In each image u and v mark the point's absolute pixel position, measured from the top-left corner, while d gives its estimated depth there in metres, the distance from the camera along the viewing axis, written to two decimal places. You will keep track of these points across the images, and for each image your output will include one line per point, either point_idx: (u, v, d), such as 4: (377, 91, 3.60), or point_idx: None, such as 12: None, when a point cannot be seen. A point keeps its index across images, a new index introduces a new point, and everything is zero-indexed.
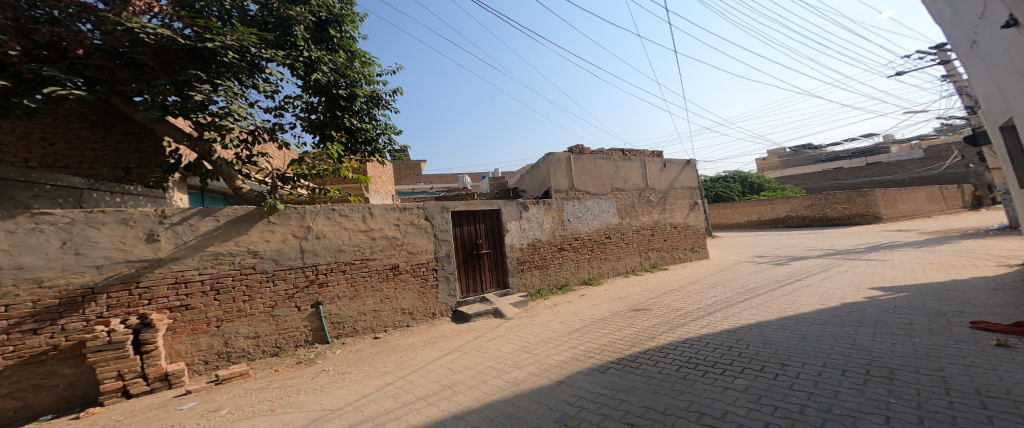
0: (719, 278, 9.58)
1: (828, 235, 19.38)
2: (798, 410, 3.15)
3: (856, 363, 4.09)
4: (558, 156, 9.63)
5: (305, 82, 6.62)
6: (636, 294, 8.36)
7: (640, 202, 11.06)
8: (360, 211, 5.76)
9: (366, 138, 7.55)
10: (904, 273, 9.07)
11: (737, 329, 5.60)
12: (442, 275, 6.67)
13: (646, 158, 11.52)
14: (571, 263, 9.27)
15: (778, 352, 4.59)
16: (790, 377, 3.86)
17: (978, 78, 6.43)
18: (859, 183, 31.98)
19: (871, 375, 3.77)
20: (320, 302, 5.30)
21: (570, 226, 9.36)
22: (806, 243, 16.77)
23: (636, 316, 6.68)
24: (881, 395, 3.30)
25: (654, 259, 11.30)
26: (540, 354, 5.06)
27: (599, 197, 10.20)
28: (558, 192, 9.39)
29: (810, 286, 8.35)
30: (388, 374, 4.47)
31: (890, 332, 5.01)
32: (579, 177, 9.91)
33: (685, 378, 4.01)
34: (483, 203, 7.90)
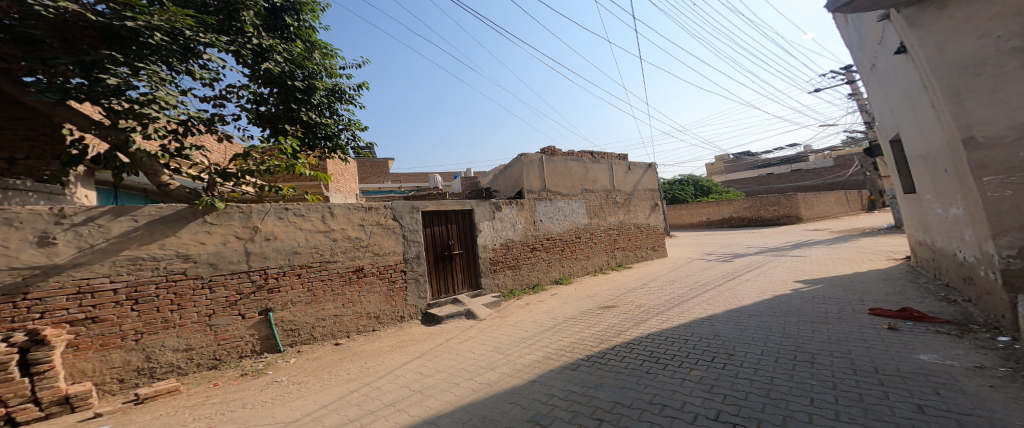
0: (675, 275, 9.85)
1: (762, 234, 21.15)
2: (789, 391, 3.25)
3: (787, 350, 4.28)
4: (530, 158, 9.41)
5: (254, 69, 5.80)
6: (604, 292, 8.27)
7: (606, 203, 11.10)
8: (317, 210, 5.02)
9: (327, 133, 6.80)
10: (819, 266, 10.04)
11: (693, 323, 5.63)
12: (412, 276, 6.01)
13: (612, 161, 11.59)
14: (543, 263, 9.04)
15: (725, 343, 4.67)
16: (736, 365, 3.94)
17: (878, 96, 7.68)
18: (786, 188, 35.41)
19: (798, 359, 3.99)
20: (270, 309, 4.55)
21: (542, 226, 9.13)
22: (746, 241, 17.98)
23: (603, 313, 6.57)
24: (847, 374, 3.49)
25: (619, 258, 11.35)
26: (511, 354, 4.76)
27: (569, 198, 10.08)
28: (531, 193, 9.15)
29: (749, 281, 8.78)
30: (352, 382, 3.95)
31: (810, 319, 5.40)
32: (551, 179, 9.72)
33: (648, 372, 3.94)
34: (454, 203, 7.38)
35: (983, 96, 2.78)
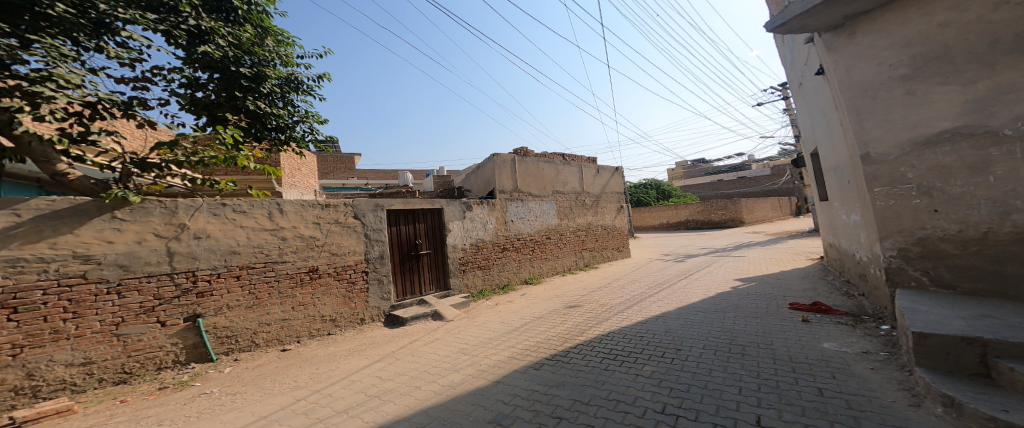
0: (636, 274, 9.93)
1: (711, 235, 22.43)
2: (723, 381, 3.27)
3: (722, 343, 4.38)
4: (505, 158, 8.68)
5: (188, 50, 4.78)
6: (571, 291, 7.86)
7: (576, 205, 10.56)
8: (263, 206, 4.41)
9: (280, 126, 5.80)
10: (752, 265, 10.81)
11: (648, 321, 5.51)
12: (374, 278, 5.50)
13: (582, 163, 11.03)
14: (513, 264, 8.39)
15: (672, 338, 4.64)
16: (680, 359, 3.90)
17: (803, 111, 8.38)
18: (732, 193, 38.06)
19: (732, 352, 4.07)
20: (200, 314, 3.92)
21: (513, 227, 8.50)
22: (699, 242, 18.88)
23: (569, 313, 6.19)
24: (768, 363, 3.64)
25: (587, 258, 10.91)
26: (478, 355, 4.34)
27: (542, 199, 9.48)
28: (502, 193, 8.42)
29: (700, 278, 9.06)
30: (300, 389, 3.48)
31: (746, 314, 5.60)
32: (523, 179, 9.03)
33: (606, 369, 3.74)
34: (423, 201, 6.60)
35: (876, 117, 3.33)
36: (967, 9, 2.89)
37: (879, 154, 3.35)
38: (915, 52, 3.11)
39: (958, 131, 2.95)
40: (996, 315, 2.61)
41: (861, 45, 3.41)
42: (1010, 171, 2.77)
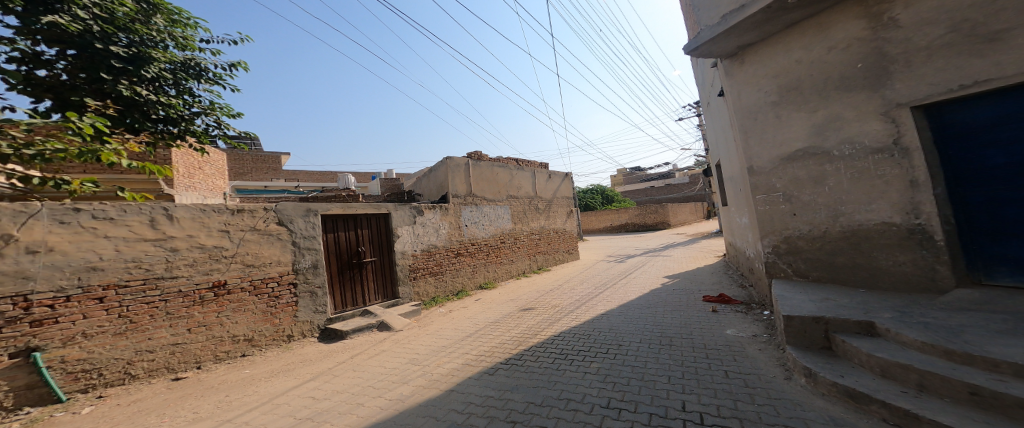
0: (588, 272, 9.91)
1: (647, 237, 23.83)
2: (657, 372, 3.26)
3: (657, 335, 4.41)
4: (459, 162, 7.94)
5: (24, 17, 3.58)
6: (526, 294, 7.33)
7: (530, 210, 9.81)
8: (144, 211, 3.49)
9: (172, 118, 4.53)
10: (680, 263, 11.59)
11: (593, 319, 5.31)
12: (305, 290, 4.62)
13: (534, 168, 10.33)
14: (467, 269, 7.57)
15: (608, 334, 4.51)
16: (623, 354, 3.78)
17: (709, 124, 9.46)
18: (659, 198, 41.45)
19: (665, 343, 4.09)
20: (40, 347, 2.95)
21: (468, 233, 7.69)
22: (638, 243, 19.86)
23: (523, 315, 5.66)
24: (688, 351, 3.75)
25: (540, 261, 10.17)
26: (429, 364, 3.78)
27: (499, 204, 8.82)
28: (456, 198, 7.63)
29: (642, 275, 9.36)
30: (203, 421, 2.77)
31: (668, 308, 5.83)
32: (478, 184, 8.30)
33: (558, 368, 3.47)
34: (366, 205, 5.70)
35: (757, 135, 4.13)
36: (813, 49, 3.62)
37: (760, 167, 4.14)
38: (778, 83, 3.88)
39: (807, 150, 3.72)
40: (829, 298, 3.31)
41: (746, 73, 4.16)
42: (836, 183, 3.57)
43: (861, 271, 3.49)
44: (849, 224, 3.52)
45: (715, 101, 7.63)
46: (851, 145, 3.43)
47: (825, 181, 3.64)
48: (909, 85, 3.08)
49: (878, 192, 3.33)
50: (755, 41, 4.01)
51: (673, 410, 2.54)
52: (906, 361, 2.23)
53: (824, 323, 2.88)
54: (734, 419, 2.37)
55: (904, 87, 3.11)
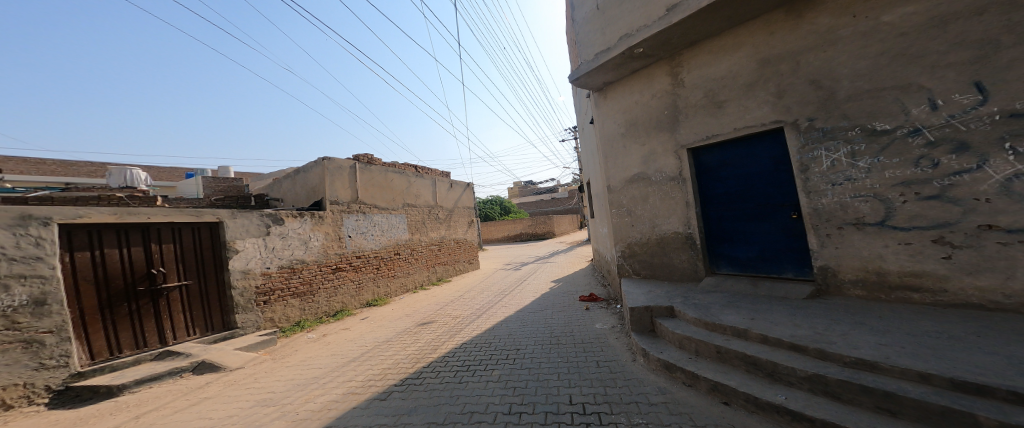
0: (489, 280, 9.98)
1: (539, 244, 25.44)
2: (550, 371, 3.57)
3: (549, 335, 4.79)
4: (344, 164, 6.91)
5: None
6: (424, 307, 6.77)
7: (429, 219, 9.29)
8: None
9: None
10: (567, 266, 12.76)
11: (493, 327, 5.35)
12: (12, 340, 3.13)
13: (436, 176, 9.86)
14: (348, 285, 6.59)
15: (506, 340, 4.71)
16: (521, 358, 3.99)
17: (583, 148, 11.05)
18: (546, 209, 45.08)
19: (556, 342, 4.50)
20: None
21: (351, 245, 6.78)
22: (536, 250, 21.01)
23: (421, 331, 5.29)
24: (572, 348, 4.22)
25: (441, 272, 9.68)
26: (293, 402, 3.17)
27: (393, 213, 8.03)
28: (338, 206, 6.63)
29: (535, 279, 9.96)
30: None
31: (553, 308, 6.41)
32: (367, 191, 7.37)
33: (459, 381, 3.42)
34: (171, 210, 4.40)
35: (612, 161, 5.39)
36: (641, 94, 4.92)
37: (616, 186, 5.38)
38: (625, 119, 5.13)
39: (639, 175, 5.03)
40: (652, 292, 4.40)
41: (608, 106, 5.36)
42: (651, 200, 4.88)
43: (666, 267, 4.83)
44: (660, 232, 4.83)
45: (585, 131, 9.17)
46: (661, 173, 4.76)
47: (647, 200, 4.94)
48: (686, 134, 4.46)
49: (673, 210, 4.68)
50: (613, 80, 5.19)
51: (563, 405, 2.84)
52: (688, 334, 3.25)
53: (650, 311, 3.92)
54: (605, 404, 2.83)
55: (684, 135, 4.49)
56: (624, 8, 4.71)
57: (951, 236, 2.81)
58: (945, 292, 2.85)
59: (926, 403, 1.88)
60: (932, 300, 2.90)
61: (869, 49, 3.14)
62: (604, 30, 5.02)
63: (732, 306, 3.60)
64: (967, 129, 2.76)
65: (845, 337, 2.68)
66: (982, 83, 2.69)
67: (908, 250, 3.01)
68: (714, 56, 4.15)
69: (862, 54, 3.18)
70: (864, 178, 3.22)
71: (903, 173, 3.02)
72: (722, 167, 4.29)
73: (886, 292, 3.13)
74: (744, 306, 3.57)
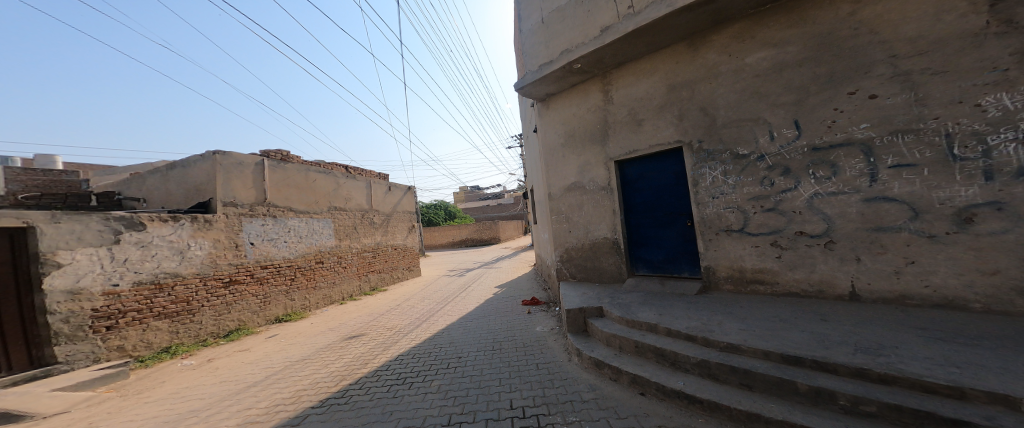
0: (430, 287, 9.63)
1: (483, 249, 25.23)
2: (491, 377, 3.57)
3: (491, 339, 4.77)
4: (246, 160, 6.04)
5: None
6: (353, 319, 6.25)
7: (362, 224, 8.74)
8: None
9: None
10: (511, 271, 12.82)
11: (435, 336, 5.08)
12: None
13: (371, 178, 9.33)
14: (250, 300, 5.75)
15: (447, 346, 4.59)
16: (462, 366, 3.92)
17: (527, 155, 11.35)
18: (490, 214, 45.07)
19: (499, 346, 4.50)
20: None
21: (252, 254, 5.91)
22: (482, 255, 20.76)
23: (348, 345, 4.82)
24: (514, 352, 4.25)
25: (374, 281, 9.11)
26: None
27: (312, 216, 7.26)
28: (235, 208, 5.76)
29: (478, 285, 9.85)
30: None
31: (492, 313, 6.38)
32: (277, 192, 6.54)
33: (393, 396, 3.28)
34: None
35: (554, 168, 5.69)
36: (578, 108, 5.29)
37: (556, 194, 5.68)
38: (565, 130, 5.48)
39: (575, 184, 5.40)
40: (587, 294, 4.73)
41: (551, 117, 5.68)
42: (586, 207, 5.26)
43: (597, 271, 5.21)
44: (592, 238, 5.22)
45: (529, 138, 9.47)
46: (594, 182, 5.17)
47: (582, 207, 5.30)
48: (614, 148, 4.90)
49: (603, 218, 5.08)
50: (555, 91, 5.51)
51: (504, 410, 2.90)
52: (614, 331, 3.54)
53: (584, 312, 4.16)
54: (543, 405, 2.94)
55: (613, 148, 4.92)
56: (563, 25, 5.05)
57: (780, 240, 3.57)
58: (777, 284, 3.60)
59: (769, 377, 2.34)
60: (768, 290, 3.64)
61: (743, 84, 3.78)
62: (547, 44, 5.28)
63: (648, 304, 4.02)
64: (786, 156, 3.53)
65: (720, 325, 3.20)
66: (799, 121, 3.45)
67: (755, 251, 3.72)
68: (636, 78, 4.61)
69: (738, 88, 3.81)
70: (731, 192, 3.88)
71: (747, 189, 3.77)
72: (639, 180, 4.79)
73: (739, 285, 3.85)
74: (659, 304, 3.97)
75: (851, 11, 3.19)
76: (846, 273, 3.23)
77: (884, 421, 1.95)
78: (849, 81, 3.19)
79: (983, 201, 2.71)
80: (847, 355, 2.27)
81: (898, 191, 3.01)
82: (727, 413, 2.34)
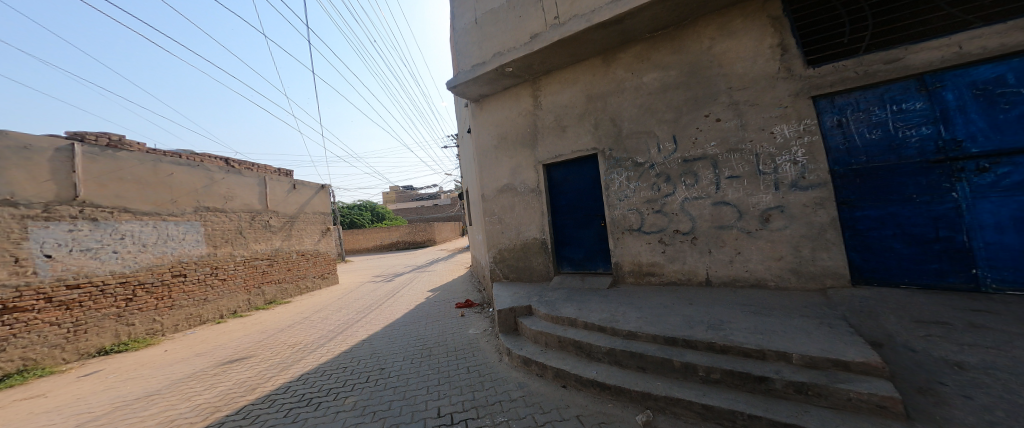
0: (350, 295, 8.93)
1: (413, 252, 24.04)
2: (417, 386, 3.48)
3: (419, 347, 4.60)
4: (38, 144, 4.74)
5: None
6: (238, 340, 5.50)
7: (249, 228, 7.72)
8: None
9: None
10: (444, 274, 12.47)
11: (352, 348, 4.76)
12: None
13: (265, 174, 8.33)
14: (49, 330, 4.57)
15: (373, 358, 4.34)
16: (385, 377, 3.74)
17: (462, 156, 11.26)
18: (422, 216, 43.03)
19: (427, 353, 4.37)
20: None
21: (50, 271, 4.67)
22: (411, 259, 19.78)
23: (227, 370, 4.25)
24: (445, 357, 4.18)
25: (270, 293, 8.13)
26: None
27: (163, 219, 6.06)
28: (14, 209, 4.44)
29: (406, 290, 9.39)
30: None
31: (421, 318, 6.17)
32: (99, 187, 5.25)
33: (296, 421, 3.01)
34: None
35: (486, 171, 5.76)
36: (510, 111, 5.44)
37: (489, 195, 5.75)
38: (496, 132, 5.59)
39: (507, 185, 5.53)
40: (519, 293, 4.85)
41: (482, 118, 5.74)
42: (517, 209, 5.41)
43: (528, 270, 5.39)
44: (523, 238, 5.38)
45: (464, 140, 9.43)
46: (523, 184, 5.35)
47: (514, 208, 5.46)
48: (542, 152, 5.14)
49: (533, 219, 5.27)
50: (488, 94, 5.59)
51: (430, 419, 2.85)
52: (540, 329, 3.70)
53: (513, 311, 4.28)
54: (472, 409, 2.95)
55: (543, 152, 5.14)
56: (494, 29, 5.16)
57: (664, 237, 4.15)
58: (664, 274, 4.17)
59: (656, 358, 2.70)
60: (657, 281, 4.20)
61: (640, 100, 4.28)
62: (480, 45, 5.30)
63: (570, 300, 4.28)
64: (667, 166, 4.12)
65: (622, 315, 3.56)
66: (676, 136, 4.05)
67: (649, 248, 4.26)
68: (562, 87, 4.94)
69: (638, 103, 4.30)
70: (631, 195, 4.38)
71: (642, 193, 4.30)
72: (563, 183, 5.08)
73: (639, 277, 4.35)
74: (582, 300, 4.24)
75: (707, 47, 3.88)
76: (701, 264, 3.94)
77: (726, 385, 2.39)
78: (705, 105, 3.87)
79: (773, 205, 3.56)
80: (704, 333, 2.77)
81: (731, 196, 3.77)
82: (629, 395, 2.62)
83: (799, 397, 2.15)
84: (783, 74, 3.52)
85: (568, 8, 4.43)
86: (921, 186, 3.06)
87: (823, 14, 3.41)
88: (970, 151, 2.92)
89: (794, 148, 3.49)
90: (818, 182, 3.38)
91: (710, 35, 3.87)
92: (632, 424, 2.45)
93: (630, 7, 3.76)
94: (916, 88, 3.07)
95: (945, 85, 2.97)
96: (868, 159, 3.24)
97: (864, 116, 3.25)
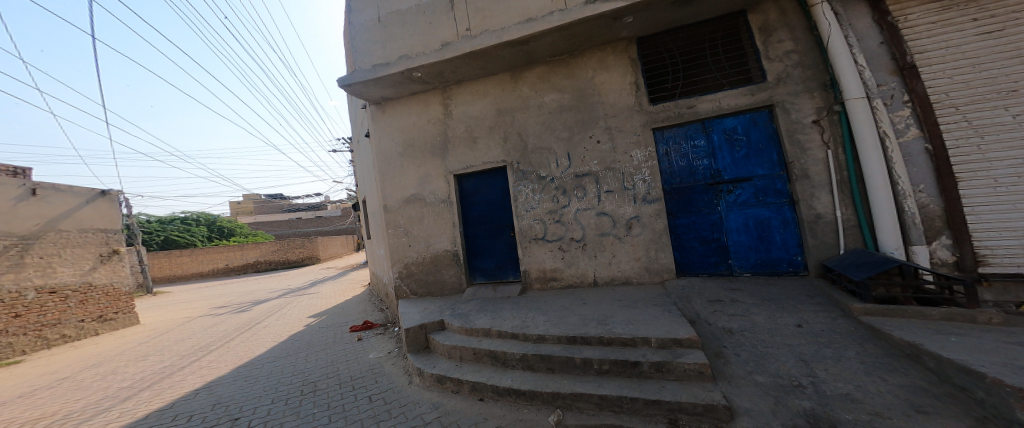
0: (177, 336, 7.11)
1: (285, 274, 20.49)
2: None
3: (295, 386, 3.96)
4: None
5: None
6: None
7: None
8: None
9: None
10: (327, 296, 11.08)
11: (174, 404, 3.83)
12: None
13: None
14: None
15: (231, 408, 3.59)
16: None
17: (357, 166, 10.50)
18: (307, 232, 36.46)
19: (307, 391, 3.80)
20: None
21: None
22: (280, 282, 16.85)
23: None
24: (335, 390, 3.74)
25: None
26: None
27: None
28: None
29: (277, 319, 8.01)
30: None
31: (301, 350, 5.35)
32: None
33: None
34: None
35: (391, 181, 5.51)
36: (416, 120, 5.39)
37: (394, 206, 5.50)
38: (404, 140, 5.45)
39: (415, 195, 5.39)
40: (428, 307, 4.76)
41: (387, 122, 5.54)
42: (427, 221, 5.32)
43: (439, 284, 5.26)
44: (433, 251, 5.27)
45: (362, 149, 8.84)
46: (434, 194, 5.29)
47: (423, 220, 5.33)
48: (454, 163, 5.20)
49: (443, 230, 5.24)
50: (393, 98, 5.43)
51: None
52: (455, 343, 3.65)
53: (425, 328, 4.11)
54: None
55: (454, 162, 5.20)
56: (400, 30, 5.00)
57: (563, 244, 4.70)
58: (565, 279, 4.70)
59: (561, 357, 2.98)
60: (559, 284, 4.70)
61: (542, 118, 4.81)
62: (385, 45, 5.06)
63: (483, 310, 4.33)
64: (563, 179, 4.71)
65: (531, 320, 3.77)
66: (569, 153, 4.69)
67: (551, 254, 4.76)
68: (467, 100, 5.13)
69: (541, 120, 4.82)
70: (535, 207, 4.84)
71: (545, 204, 4.79)
72: (475, 193, 5.21)
73: (543, 283, 4.78)
74: (495, 308, 4.33)
75: (591, 76, 4.61)
76: (585, 265, 4.60)
77: (615, 374, 2.80)
78: (589, 129, 4.60)
79: (634, 215, 4.40)
80: (595, 329, 3.22)
81: (607, 208, 4.51)
82: (540, 398, 2.78)
83: (658, 374, 2.67)
84: (640, 107, 4.42)
85: (479, 22, 4.60)
86: (705, 201, 4.23)
87: (656, 64, 4.50)
88: (725, 178, 4.15)
89: (645, 169, 4.38)
90: (657, 198, 4.34)
91: (592, 66, 4.59)
92: (545, 425, 2.59)
93: (535, 30, 4.14)
94: (701, 129, 4.24)
95: (714, 129, 4.18)
96: (675, 183, 4.34)
97: (678, 148, 4.33)
